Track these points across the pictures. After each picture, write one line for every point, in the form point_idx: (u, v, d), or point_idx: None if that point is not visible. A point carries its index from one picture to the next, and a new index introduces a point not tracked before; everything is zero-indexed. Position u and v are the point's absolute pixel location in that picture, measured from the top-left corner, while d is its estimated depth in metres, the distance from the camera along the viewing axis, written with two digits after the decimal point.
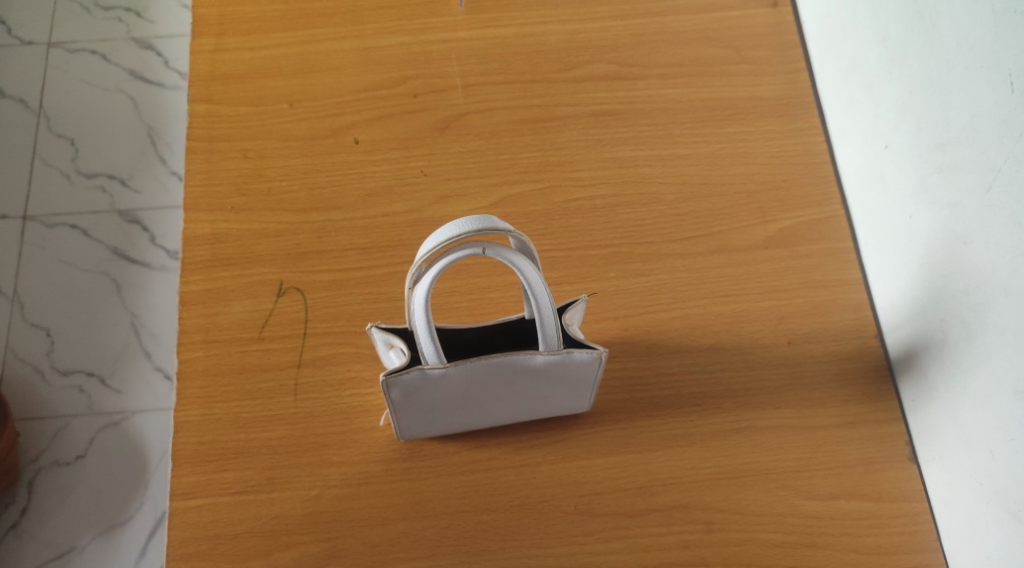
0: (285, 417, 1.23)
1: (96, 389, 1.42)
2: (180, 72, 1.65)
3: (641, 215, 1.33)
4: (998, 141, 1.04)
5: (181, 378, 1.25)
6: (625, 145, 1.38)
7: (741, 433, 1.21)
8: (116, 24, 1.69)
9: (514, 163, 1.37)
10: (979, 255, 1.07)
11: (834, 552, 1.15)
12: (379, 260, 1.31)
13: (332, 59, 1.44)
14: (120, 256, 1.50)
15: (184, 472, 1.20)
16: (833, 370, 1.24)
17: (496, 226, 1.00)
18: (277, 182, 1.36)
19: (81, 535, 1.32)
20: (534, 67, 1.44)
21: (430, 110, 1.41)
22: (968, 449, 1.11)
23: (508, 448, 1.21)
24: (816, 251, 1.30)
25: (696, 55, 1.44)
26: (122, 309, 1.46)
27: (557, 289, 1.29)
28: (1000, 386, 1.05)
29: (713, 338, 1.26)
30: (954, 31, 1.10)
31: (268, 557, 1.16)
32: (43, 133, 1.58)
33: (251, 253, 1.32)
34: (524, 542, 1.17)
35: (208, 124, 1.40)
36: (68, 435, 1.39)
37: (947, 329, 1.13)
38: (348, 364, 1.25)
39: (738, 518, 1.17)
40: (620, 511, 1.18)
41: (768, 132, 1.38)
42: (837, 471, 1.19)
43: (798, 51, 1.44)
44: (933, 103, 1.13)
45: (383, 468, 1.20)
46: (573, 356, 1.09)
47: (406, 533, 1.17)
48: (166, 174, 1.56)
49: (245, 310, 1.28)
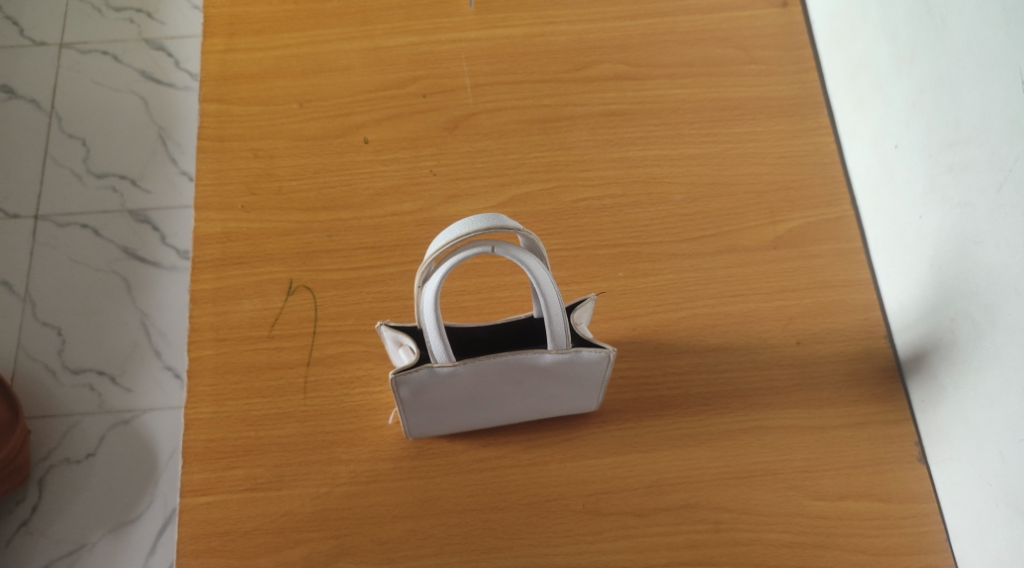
0: (295, 415, 1.23)
1: (106, 387, 1.42)
2: (191, 73, 1.66)
3: (649, 215, 1.33)
4: (1008, 141, 1.04)
5: (192, 376, 1.25)
6: (634, 145, 1.38)
7: (749, 433, 1.21)
8: (127, 26, 1.70)
9: (523, 163, 1.38)
10: (989, 255, 1.07)
11: (842, 552, 1.15)
12: (388, 259, 1.31)
13: (342, 59, 1.45)
14: (131, 256, 1.51)
15: (194, 469, 1.20)
16: (842, 369, 1.24)
17: (506, 225, 1.00)
18: (287, 181, 1.36)
19: (91, 533, 1.33)
20: (543, 68, 1.44)
21: (440, 110, 1.41)
22: (977, 450, 1.11)
23: (517, 447, 1.21)
24: (826, 251, 1.30)
25: (706, 55, 1.44)
26: (132, 308, 1.47)
27: (566, 288, 1.30)
28: (1009, 386, 1.05)
29: (721, 338, 1.26)
30: (966, 30, 1.10)
31: (277, 554, 1.16)
32: (55, 134, 1.59)
33: (261, 251, 1.32)
34: (532, 540, 1.17)
35: (219, 123, 1.41)
36: (79, 432, 1.40)
37: (958, 330, 1.13)
38: (357, 362, 1.26)
39: (746, 517, 1.17)
40: (628, 511, 1.18)
41: (777, 132, 1.38)
42: (846, 471, 1.19)
43: (807, 51, 1.44)
44: (944, 102, 1.13)
45: (392, 466, 1.20)
46: (581, 355, 1.10)
47: (414, 531, 1.17)
48: (177, 174, 1.57)
49: (254, 308, 1.29)
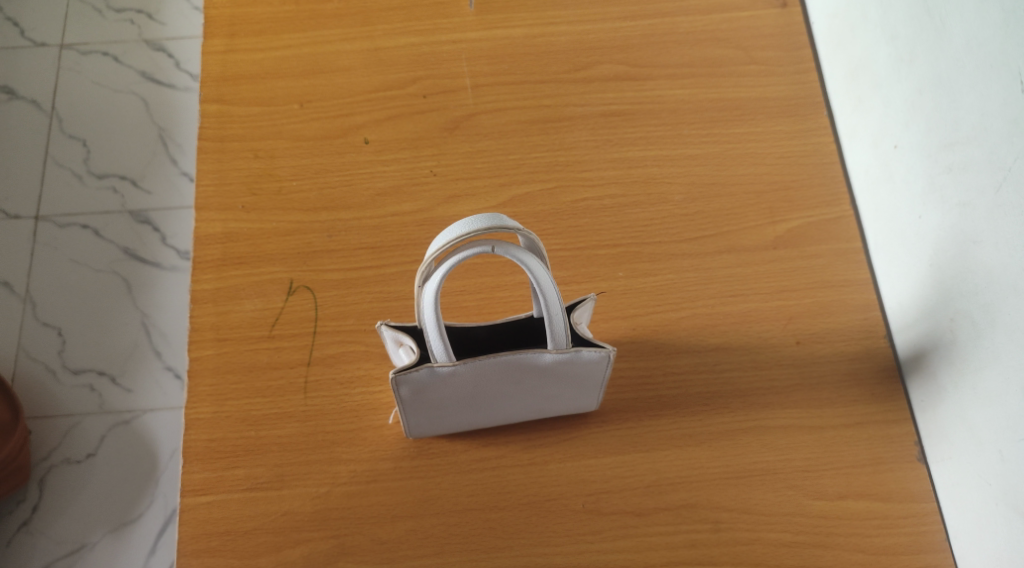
0: (295, 415, 1.23)
1: (106, 388, 1.42)
2: (192, 73, 1.67)
3: (649, 215, 1.34)
4: (1007, 141, 1.04)
5: (192, 376, 1.25)
6: (634, 145, 1.39)
7: (749, 432, 1.21)
8: (127, 27, 1.70)
9: (523, 163, 1.38)
10: (988, 255, 1.08)
11: (842, 552, 1.15)
12: (388, 259, 1.31)
13: (342, 59, 1.45)
14: (131, 256, 1.51)
15: (195, 468, 1.20)
16: (841, 370, 1.24)
17: (506, 225, 1.00)
18: (288, 181, 1.37)
19: (92, 532, 1.33)
20: (543, 68, 1.44)
21: (440, 110, 1.42)
22: (976, 449, 1.11)
23: (517, 446, 1.21)
24: (826, 252, 1.30)
25: (706, 55, 1.44)
26: (133, 309, 1.47)
27: (566, 288, 1.30)
28: (1008, 386, 1.05)
29: (721, 337, 1.26)
30: (965, 31, 1.10)
31: (278, 554, 1.17)
32: (56, 134, 1.59)
33: (262, 251, 1.32)
34: (532, 540, 1.17)
35: (220, 124, 1.41)
36: (80, 433, 1.40)
37: (957, 329, 1.13)
38: (358, 362, 1.26)
39: (746, 517, 1.17)
40: (628, 510, 1.18)
41: (777, 133, 1.39)
42: (845, 471, 1.19)
43: (807, 51, 1.45)
44: (943, 103, 1.13)
45: (392, 466, 1.20)
46: (581, 354, 1.10)
47: (414, 530, 1.18)
48: (178, 175, 1.57)
49: (255, 308, 1.29)
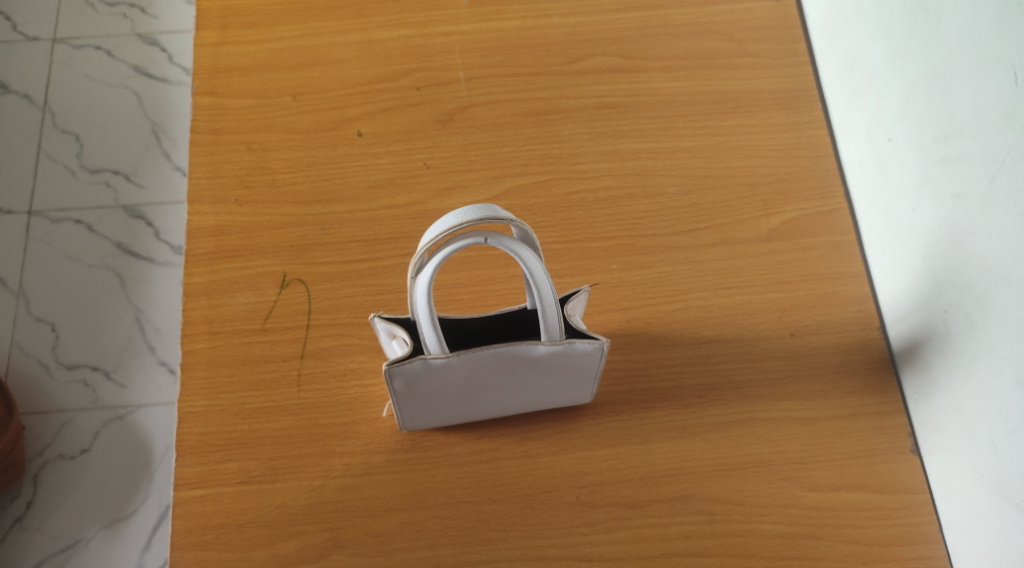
0: (289, 408, 1.23)
1: (100, 383, 1.40)
2: (184, 68, 1.63)
3: (643, 208, 1.34)
4: (1001, 132, 1.04)
5: (185, 369, 1.25)
6: (629, 138, 1.38)
7: (743, 424, 1.21)
8: (120, 21, 1.67)
9: (517, 155, 1.38)
10: (981, 246, 1.08)
11: (835, 543, 1.15)
12: (382, 252, 1.31)
13: (334, 52, 1.45)
14: (124, 251, 1.48)
15: (188, 461, 1.20)
16: (835, 361, 1.24)
17: (499, 216, 1.00)
18: (281, 174, 1.36)
19: (86, 528, 1.30)
20: (537, 60, 1.44)
21: (433, 102, 1.41)
22: (968, 440, 1.11)
23: (511, 439, 1.21)
24: (820, 244, 1.30)
25: (701, 48, 1.44)
26: (126, 304, 1.44)
27: (560, 281, 1.30)
28: (1001, 377, 1.05)
29: (714, 330, 1.26)
30: (959, 23, 1.10)
31: (271, 547, 1.16)
32: (49, 130, 1.57)
33: (255, 245, 1.32)
34: (526, 532, 1.17)
35: (212, 116, 1.41)
36: (73, 429, 1.37)
37: (950, 320, 1.13)
38: (351, 355, 1.26)
39: (740, 509, 1.17)
40: (622, 502, 1.18)
41: (771, 125, 1.39)
42: (839, 462, 1.19)
43: (801, 43, 1.45)
44: (937, 95, 1.13)
45: (386, 459, 1.20)
46: (575, 346, 1.10)
47: (408, 523, 1.17)
48: (171, 169, 1.54)
49: (248, 301, 1.29)
